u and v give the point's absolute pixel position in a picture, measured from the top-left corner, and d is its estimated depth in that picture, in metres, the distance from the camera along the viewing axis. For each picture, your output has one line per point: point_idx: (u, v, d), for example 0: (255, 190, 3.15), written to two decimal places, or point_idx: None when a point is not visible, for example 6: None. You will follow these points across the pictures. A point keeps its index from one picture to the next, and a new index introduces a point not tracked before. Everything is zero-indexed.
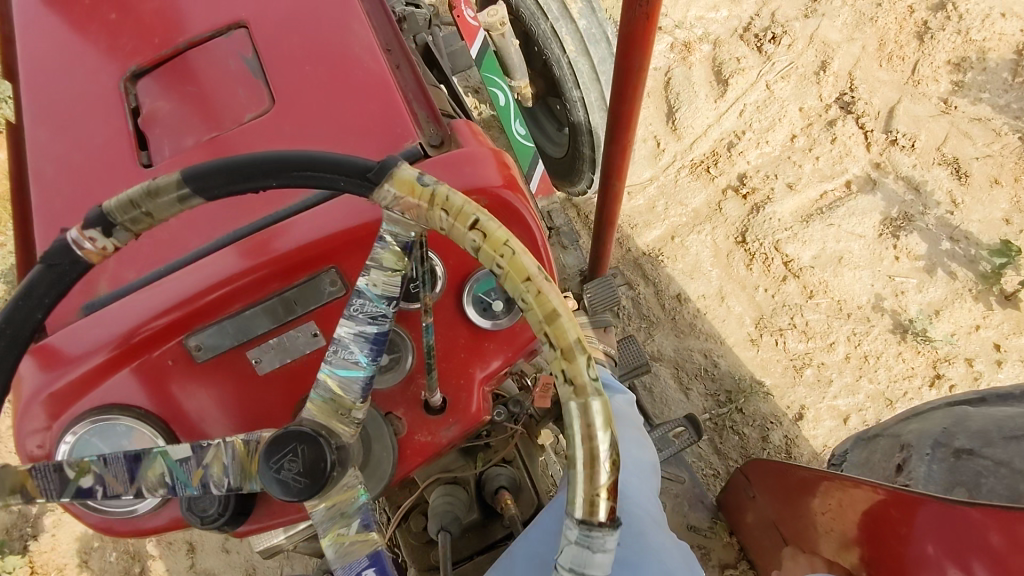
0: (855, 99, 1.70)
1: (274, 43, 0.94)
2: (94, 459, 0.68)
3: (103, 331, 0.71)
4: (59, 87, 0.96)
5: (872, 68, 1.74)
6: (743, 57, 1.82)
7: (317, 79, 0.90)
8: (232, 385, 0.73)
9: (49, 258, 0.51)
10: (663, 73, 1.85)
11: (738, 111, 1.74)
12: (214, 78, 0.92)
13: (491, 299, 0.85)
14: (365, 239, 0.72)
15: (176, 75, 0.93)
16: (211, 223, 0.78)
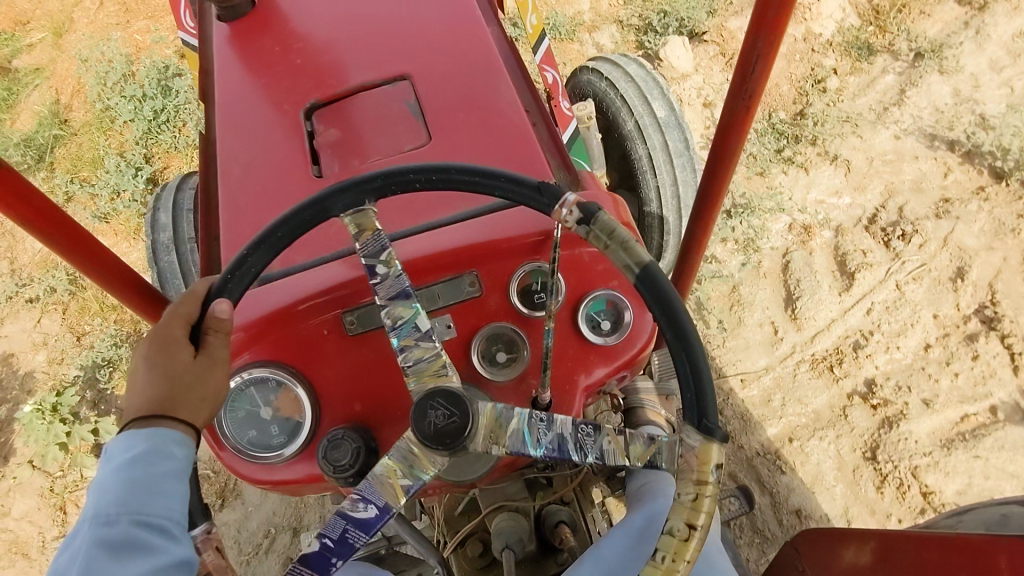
0: (1001, 309, 1.62)
1: (428, 105, 1.36)
2: (250, 407, 0.91)
3: (284, 295, 0.98)
4: (258, 137, 1.38)
5: (1015, 278, 1.68)
6: (869, 249, 1.75)
7: (467, 130, 1.31)
8: (370, 359, 0.95)
9: (542, 189, 0.81)
10: (780, 252, 1.81)
11: (867, 308, 1.65)
12: (388, 117, 1.35)
13: (600, 319, 1.04)
14: (526, 247, 1.02)
15: (350, 118, 1.36)
16: (362, 232, 1.04)
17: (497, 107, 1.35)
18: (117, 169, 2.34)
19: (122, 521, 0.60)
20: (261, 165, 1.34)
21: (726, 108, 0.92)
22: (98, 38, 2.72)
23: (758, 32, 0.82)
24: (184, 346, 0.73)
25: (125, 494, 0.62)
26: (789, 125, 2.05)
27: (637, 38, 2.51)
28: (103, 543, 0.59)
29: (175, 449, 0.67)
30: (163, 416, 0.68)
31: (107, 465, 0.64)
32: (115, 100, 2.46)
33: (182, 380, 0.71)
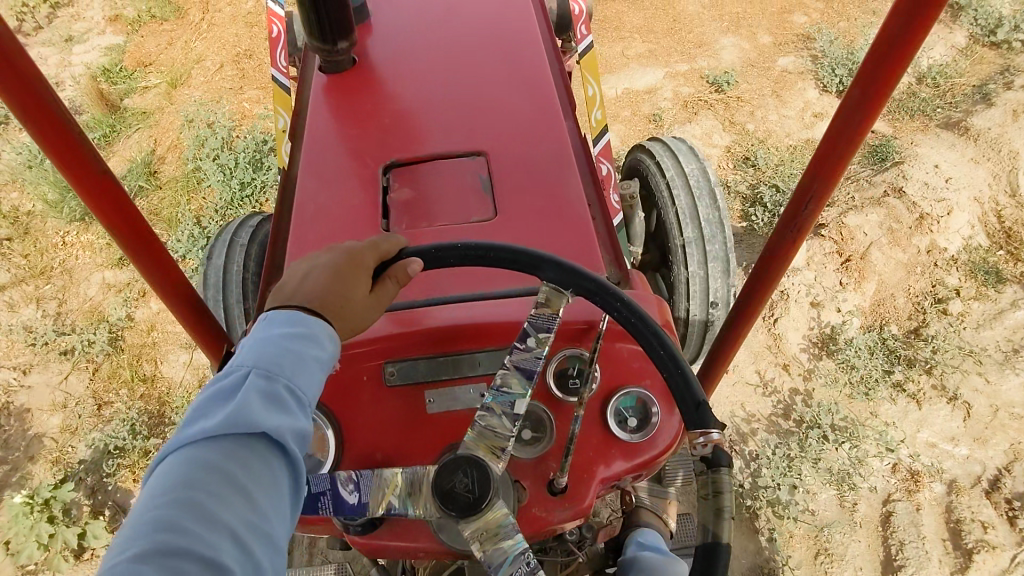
0: None
1: (500, 183, 1.47)
2: None
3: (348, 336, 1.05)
4: (335, 183, 1.49)
5: None
6: (989, 523, 1.54)
7: (532, 209, 1.42)
8: (403, 413, 1.00)
9: (700, 404, 0.77)
10: (880, 498, 1.60)
11: None
12: (463, 190, 1.46)
13: (628, 415, 1.04)
14: (570, 335, 1.07)
15: (425, 183, 1.47)
16: (423, 291, 1.11)
17: (561, 196, 1.44)
18: (192, 235, 2.29)
19: (280, 377, 0.69)
20: (338, 210, 1.44)
21: (776, 233, 1.04)
22: (208, 99, 2.77)
23: (816, 174, 0.95)
24: (363, 283, 0.85)
25: (281, 361, 0.71)
26: (902, 346, 1.87)
27: (741, 208, 2.40)
28: (259, 393, 0.67)
29: (322, 346, 0.76)
30: (317, 314, 0.80)
31: (267, 338, 0.73)
32: (206, 164, 2.45)
33: (335, 301, 0.82)
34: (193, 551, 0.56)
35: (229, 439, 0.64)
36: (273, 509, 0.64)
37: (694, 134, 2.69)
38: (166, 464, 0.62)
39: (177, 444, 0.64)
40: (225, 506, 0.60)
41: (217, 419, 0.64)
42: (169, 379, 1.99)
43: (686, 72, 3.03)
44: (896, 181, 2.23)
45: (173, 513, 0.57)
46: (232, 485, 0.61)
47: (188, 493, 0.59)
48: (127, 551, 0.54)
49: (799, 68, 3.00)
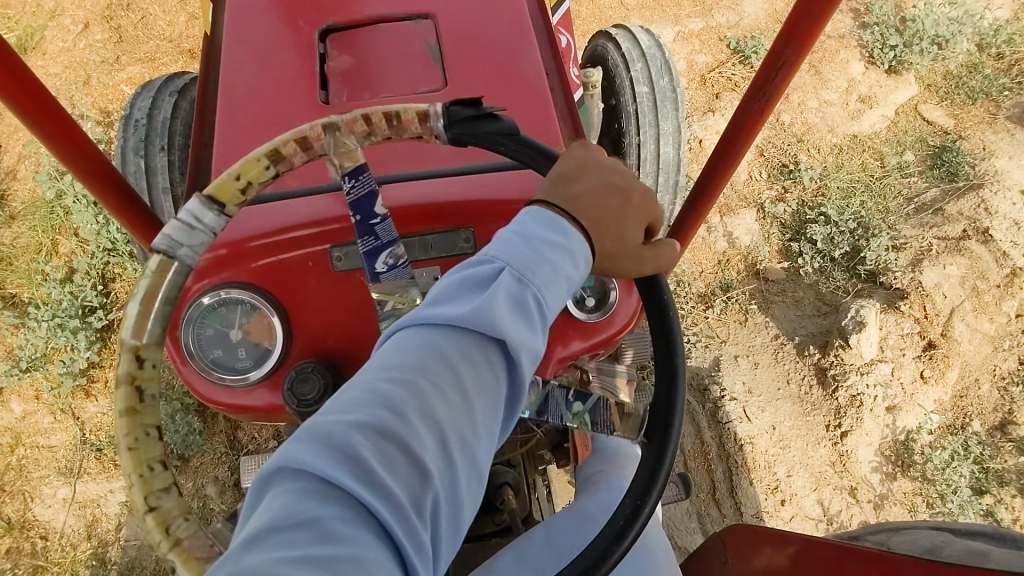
0: None
1: (454, 51, 1.09)
2: (217, 327, 0.82)
3: (265, 221, 0.87)
4: (270, 49, 1.08)
5: None
6: None
7: (486, 79, 1.07)
8: (351, 300, 0.85)
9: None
10: None
11: None
12: (397, 55, 1.08)
13: (586, 295, 0.89)
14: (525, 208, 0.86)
15: (364, 45, 1.09)
16: (365, 164, 0.90)
17: (517, 66, 1.09)
18: (61, 300, 1.66)
19: (536, 281, 0.51)
20: (267, 86, 1.05)
21: (737, 112, 0.89)
22: (74, 81, 2.04)
23: (789, 39, 0.79)
24: (639, 229, 0.60)
25: (540, 261, 0.52)
26: (990, 456, 1.52)
27: (779, 241, 1.90)
28: (509, 293, 0.50)
29: (586, 257, 0.55)
30: (574, 221, 0.56)
31: (528, 232, 0.54)
32: (72, 188, 1.78)
33: (609, 219, 0.58)
34: (394, 447, 0.44)
35: (464, 334, 0.49)
36: (490, 423, 0.50)
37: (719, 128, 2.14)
38: (398, 337, 0.51)
39: (418, 314, 0.51)
40: (442, 407, 0.47)
41: (456, 310, 0.50)
42: (47, 526, 1.48)
43: (699, 33, 2.40)
44: (976, 215, 1.77)
45: (386, 400, 0.46)
46: (454, 386, 0.48)
47: (414, 375, 0.47)
48: (341, 419, 0.45)
49: (840, 28, 2.38)
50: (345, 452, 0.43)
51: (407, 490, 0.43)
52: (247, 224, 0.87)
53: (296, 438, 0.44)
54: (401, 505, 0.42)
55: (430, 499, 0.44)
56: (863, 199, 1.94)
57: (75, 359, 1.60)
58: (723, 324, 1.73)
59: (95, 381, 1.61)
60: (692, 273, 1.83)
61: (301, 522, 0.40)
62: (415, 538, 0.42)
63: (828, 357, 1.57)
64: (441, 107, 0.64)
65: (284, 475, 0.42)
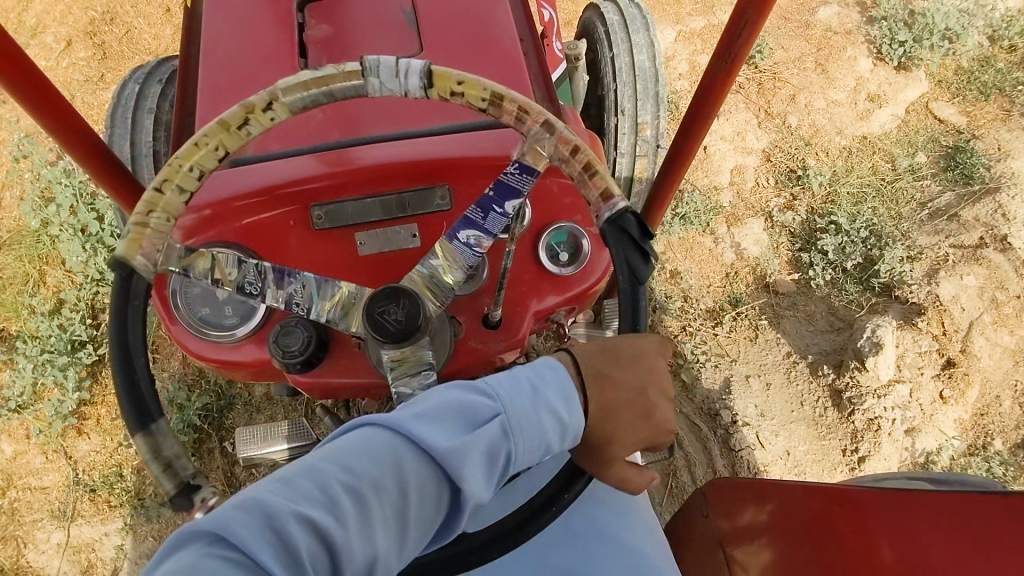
0: None
1: (428, 17, 1.18)
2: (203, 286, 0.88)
3: (245, 180, 0.90)
4: (261, 19, 1.16)
5: None
6: None
7: (457, 42, 1.15)
8: (333, 256, 0.88)
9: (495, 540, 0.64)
10: None
11: None
12: (375, 23, 1.17)
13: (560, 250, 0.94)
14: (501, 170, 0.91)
15: (344, 16, 1.18)
16: (347, 128, 0.96)
17: (488, 31, 1.17)
18: (49, 336, 1.61)
19: (520, 439, 0.56)
20: (260, 52, 1.13)
21: (707, 69, 0.94)
22: None
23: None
24: (632, 446, 0.62)
25: (529, 420, 0.57)
26: (1012, 477, 1.48)
27: (788, 252, 1.85)
28: (487, 444, 0.54)
29: (579, 435, 0.60)
30: (585, 404, 0.60)
31: (538, 385, 0.59)
32: (55, 217, 1.72)
33: (612, 415, 0.61)
34: (323, 551, 0.46)
35: (430, 465, 0.53)
36: (408, 555, 0.52)
37: (724, 134, 2.03)
38: (372, 433, 0.53)
39: (401, 419, 0.54)
40: (380, 530, 0.49)
41: (438, 437, 0.53)
42: (42, 572, 1.46)
43: (701, 32, 2.33)
44: (993, 222, 1.70)
45: (338, 496, 0.48)
46: (399, 508, 0.51)
47: (369, 482, 0.50)
48: (291, 504, 0.47)
49: (847, 23, 2.29)
50: (276, 540, 0.44)
51: None
52: (233, 185, 0.90)
53: (243, 503, 0.45)
54: None
55: None
56: (874, 205, 1.89)
57: (64, 400, 1.55)
58: (733, 342, 1.69)
59: (87, 418, 1.57)
60: (700, 289, 1.79)
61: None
62: None
63: (842, 379, 1.51)
64: (622, 205, 0.72)
65: (208, 538, 0.43)
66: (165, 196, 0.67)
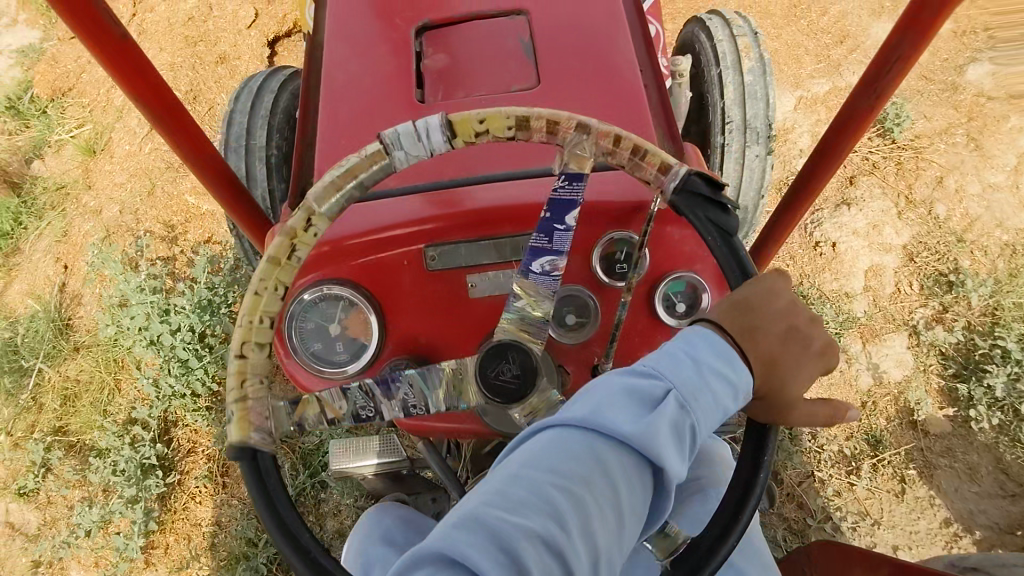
0: None
1: (549, 47, 1.07)
2: (316, 321, 0.81)
3: (350, 219, 0.86)
4: (375, 48, 1.10)
5: None
6: None
7: (578, 76, 1.04)
8: (441, 301, 0.83)
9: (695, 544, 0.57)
10: None
11: None
12: (494, 52, 1.08)
13: (676, 301, 0.83)
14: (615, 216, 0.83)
15: (459, 44, 1.09)
16: (462, 165, 0.90)
17: (613, 64, 1.06)
18: (117, 458, 1.54)
19: (700, 407, 0.54)
20: (369, 82, 1.07)
21: (847, 105, 0.92)
22: (136, 189, 1.92)
23: (905, 34, 0.83)
24: (801, 380, 0.61)
25: (701, 391, 0.55)
26: None
27: (939, 378, 1.56)
28: (670, 424, 0.53)
29: (749, 391, 0.58)
30: (742, 352, 0.59)
31: (697, 355, 0.57)
32: (129, 324, 1.66)
33: (776, 360, 0.60)
34: (554, 559, 0.48)
35: (627, 452, 0.52)
36: (630, 537, 0.53)
37: (855, 227, 1.76)
38: (557, 437, 0.54)
39: (579, 419, 0.54)
40: (597, 521, 0.50)
41: (621, 425, 0.53)
42: None
43: (825, 98, 2.07)
44: None
45: (549, 509, 0.50)
46: (611, 503, 0.51)
47: (575, 486, 0.51)
48: (509, 518, 0.49)
49: (1004, 86, 1.95)
50: (505, 551, 0.47)
51: None
52: (348, 220, 0.86)
53: (461, 526, 0.49)
54: None
55: None
56: None
57: (130, 539, 1.48)
58: (878, 498, 1.45)
59: (156, 546, 1.51)
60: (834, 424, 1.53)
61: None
62: None
63: None
64: (685, 172, 0.65)
65: (444, 560, 0.47)
66: (250, 360, 0.61)
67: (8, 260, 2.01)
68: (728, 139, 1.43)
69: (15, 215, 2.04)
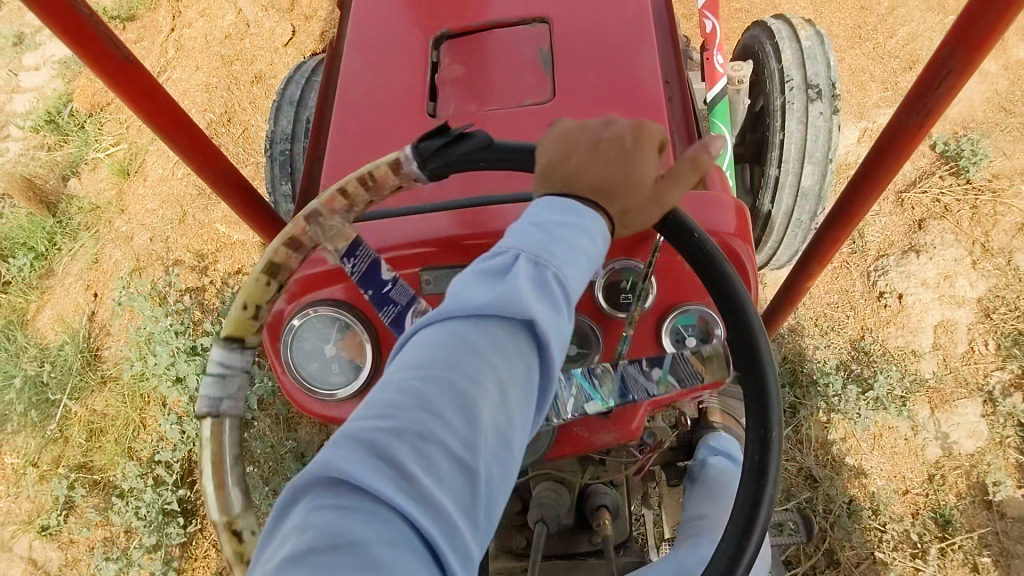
0: None
1: (568, 58, 0.97)
2: (313, 342, 0.75)
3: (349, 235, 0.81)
4: (385, 61, 1.02)
5: None
6: None
7: (595, 90, 0.93)
8: None
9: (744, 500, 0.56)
10: None
11: None
12: (508, 63, 0.98)
13: (686, 337, 0.75)
14: (619, 243, 0.76)
15: (474, 54, 1.00)
16: (466, 188, 0.83)
17: (636, 76, 0.94)
18: (139, 503, 1.50)
19: (554, 260, 0.50)
20: (378, 94, 1.00)
21: (891, 123, 0.78)
22: (167, 216, 1.88)
23: (956, 48, 0.68)
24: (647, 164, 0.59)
25: (557, 249, 0.51)
26: None
27: (1017, 454, 1.43)
28: (530, 283, 0.48)
29: (602, 234, 0.55)
30: (588, 202, 0.56)
31: (539, 220, 0.54)
32: (155, 361, 1.62)
33: (615, 179, 0.57)
34: (437, 450, 0.42)
35: (494, 322, 0.47)
36: (526, 413, 0.48)
37: (924, 277, 1.62)
38: (423, 337, 0.48)
39: (446, 310, 0.49)
40: (482, 399, 0.45)
41: (477, 297, 0.48)
42: None
43: None
44: None
45: (423, 405, 0.43)
46: (491, 378, 0.45)
47: (448, 372, 0.45)
48: (379, 425, 0.42)
49: None
50: (385, 459, 0.40)
51: (454, 493, 0.41)
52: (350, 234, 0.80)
53: (333, 445, 0.41)
54: (452, 514, 0.40)
55: (478, 498, 0.42)
56: None
57: None
58: None
59: None
60: (903, 504, 1.40)
61: (342, 544, 0.37)
62: (448, 540, 0.39)
63: None
64: (412, 148, 0.65)
65: (323, 488, 0.40)
66: None
67: (40, 281, 2.00)
68: (790, 98, 1.31)
69: (51, 236, 2.03)
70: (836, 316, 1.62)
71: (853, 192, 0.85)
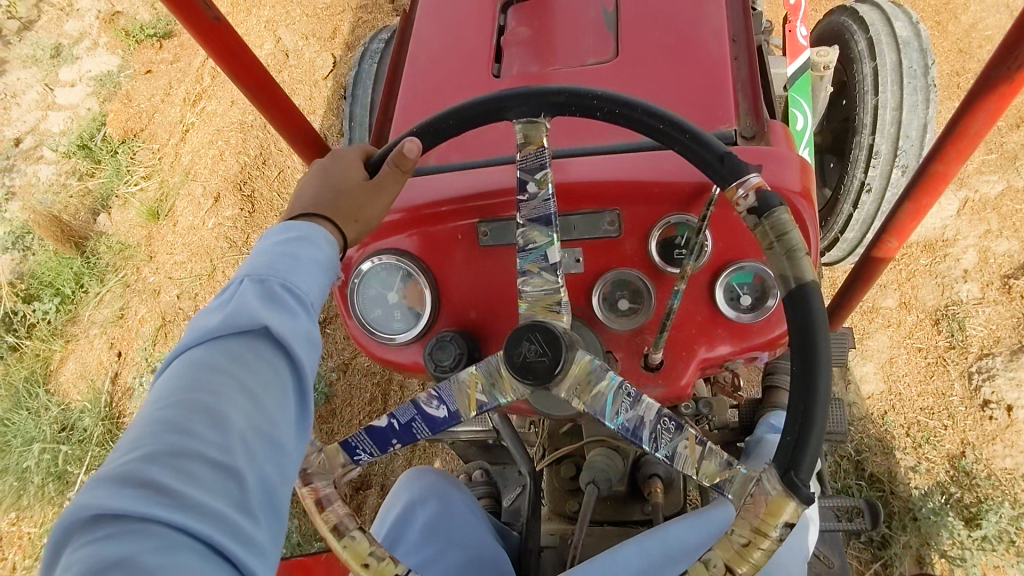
0: None
1: (635, 15, 0.95)
2: (376, 290, 0.79)
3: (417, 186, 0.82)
4: (458, 20, 1.04)
5: None
6: None
7: (659, 48, 0.92)
8: (490, 284, 0.79)
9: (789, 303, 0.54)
10: None
11: None
12: (573, 21, 0.98)
13: (741, 292, 0.74)
14: (679, 196, 0.75)
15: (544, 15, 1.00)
16: None
17: (701, 34, 0.92)
18: None
19: (278, 272, 0.54)
20: (449, 55, 1.01)
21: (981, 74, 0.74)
22: (196, 274, 1.77)
23: None
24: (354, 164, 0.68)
25: (281, 260, 0.55)
26: None
27: None
28: (256, 294, 0.52)
29: (329, 240, 0.61)
30: (324, 217, 0.63)
31: (265, 246, 0.57)
32: None
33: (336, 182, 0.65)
34: (196, 460, 0.42)
35: (230, 339, 0.50)
36: (291, 410, 0.50)
37: None
38: (169, 369, 0.49)
39: (187, 344, 0.50)
40: (233, 408, 0.46)
41: (209, 322, 0.51)
42: None
43: (998, 202, 1.62)
44: None
45: (173, 425, 0.44)
46: (240, 388, 0.47)
47: (193, 394, 0.46)
48: (123, 461, 0.41)
49: None
50: (137, 482, 0.40)
51: (222, 495, 0.42)
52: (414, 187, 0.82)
53: (80, 493, 0.40)
54: (222, 513, 0.41)
55: (251, 496, 0.43)
56: None
57: None
58: None
59: None
60: None
61: (112, 566, 0.36)
62: (222, 535, 0.40)
63: None
64: None
65: (82, 526, 0.38)
66: None
67: (65, 327, 1.90)
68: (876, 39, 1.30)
69: (75, 281, 1.93)
70: (931, 425, 1.43)
71: (935, 154, 0.82)
